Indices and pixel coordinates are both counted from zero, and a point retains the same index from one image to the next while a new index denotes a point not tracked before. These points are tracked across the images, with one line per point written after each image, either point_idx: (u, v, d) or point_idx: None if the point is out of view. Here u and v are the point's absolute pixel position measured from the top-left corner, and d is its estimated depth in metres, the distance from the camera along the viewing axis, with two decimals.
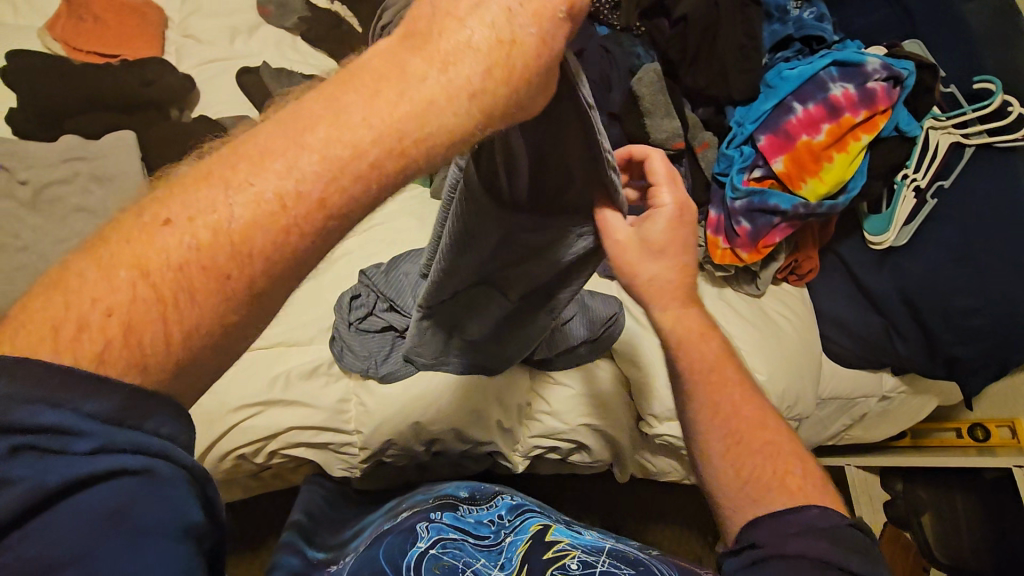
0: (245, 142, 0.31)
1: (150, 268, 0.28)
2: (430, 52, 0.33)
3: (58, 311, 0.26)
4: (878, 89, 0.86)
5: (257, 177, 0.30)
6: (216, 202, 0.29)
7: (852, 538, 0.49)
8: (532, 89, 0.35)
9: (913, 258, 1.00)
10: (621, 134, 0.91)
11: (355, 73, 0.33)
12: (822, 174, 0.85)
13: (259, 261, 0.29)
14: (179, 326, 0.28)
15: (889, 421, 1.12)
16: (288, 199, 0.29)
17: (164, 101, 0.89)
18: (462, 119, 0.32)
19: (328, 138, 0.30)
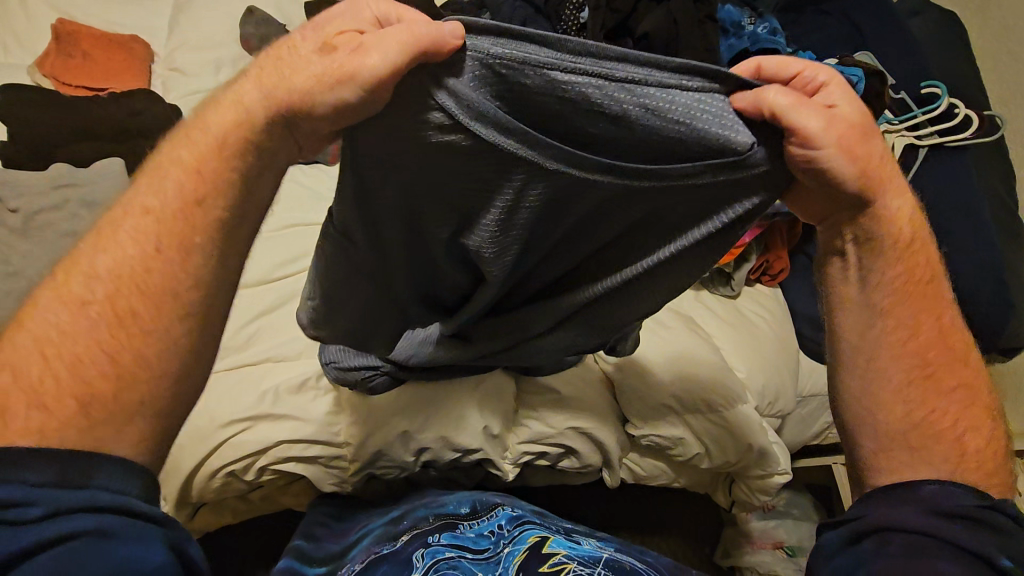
0: (114, 209, 0.47)
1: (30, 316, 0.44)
2: (241, 82, 0.47)
3: None
4: None
5: (115, 223, 0.46)
6: (82, 255, 0.46)
7: (975, 517, 0.49)
8: (302, 48, 0.44)
9: None
10: None
11: (218, 130, 0.46)
12: None
13: (99, 289, 0.44)
14: (55, 357, 0.42)
15: None
16: (127, 216, 0.46)
17: (155, 129, 0.92)
18: (246, 95, 0.46)
19: (148, 190, 0.47)
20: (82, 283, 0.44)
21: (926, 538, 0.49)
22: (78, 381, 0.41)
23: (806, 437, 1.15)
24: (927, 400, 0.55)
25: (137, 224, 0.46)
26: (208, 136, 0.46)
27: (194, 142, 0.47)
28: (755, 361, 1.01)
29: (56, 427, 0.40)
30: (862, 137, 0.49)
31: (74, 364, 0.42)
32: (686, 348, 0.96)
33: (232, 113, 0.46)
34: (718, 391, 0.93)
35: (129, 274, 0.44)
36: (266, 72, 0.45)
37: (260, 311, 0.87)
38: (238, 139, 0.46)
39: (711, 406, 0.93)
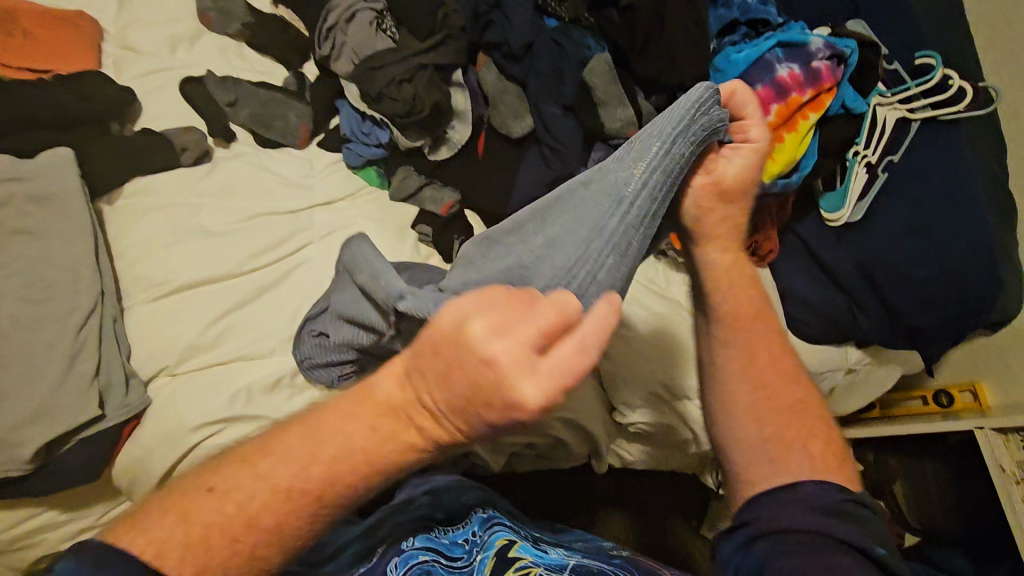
0: (239, 458, 0.47)
1: (188, 515, 0.44)
2: (370, 429, 0.45)
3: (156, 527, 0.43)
4: (822, 69, 0.84)
5: (256, 479, 0.45)
6: (225, 489, 0.45)
7: (845, 509, 0.53)
8: (497, 399, 0.41)
9: (868, 232, 1.03)
10: (575, 128, 0.92)
11: (345, 449, 0.45)
12: (776, 154, 0.85)
13: (256, 519, 0.44)
14: (261, 545, 0.45)
15: (860, 392, 1.21)
16: (267, 494, 0.45)
17: (103, 114, 0.87)
18: (394, 415, 0.45)
19: (283, 478, 0.45)
20: (235, 504, 0.44)
21: (816, 535, 0.51)
22: (223, 543, 0.43)
23: None
24: (774, 411, 0.60)
25: (330, 449, 0.45)
26: (338, 456, 0.45)
27: (337, 414, 0.46)
28: None
29: (265, 549, 0.45)
30: (715, 206, 0.63)
31: (262, 541, 0.45)
32: (673, 336, 0.93)
33: (371, 439, 0.45)
34: None
35: (293, 503, 0.45)
36: (445, 399, 0.43)
37: (231, 306, 0.82)
38: (369, 462, 0.45)
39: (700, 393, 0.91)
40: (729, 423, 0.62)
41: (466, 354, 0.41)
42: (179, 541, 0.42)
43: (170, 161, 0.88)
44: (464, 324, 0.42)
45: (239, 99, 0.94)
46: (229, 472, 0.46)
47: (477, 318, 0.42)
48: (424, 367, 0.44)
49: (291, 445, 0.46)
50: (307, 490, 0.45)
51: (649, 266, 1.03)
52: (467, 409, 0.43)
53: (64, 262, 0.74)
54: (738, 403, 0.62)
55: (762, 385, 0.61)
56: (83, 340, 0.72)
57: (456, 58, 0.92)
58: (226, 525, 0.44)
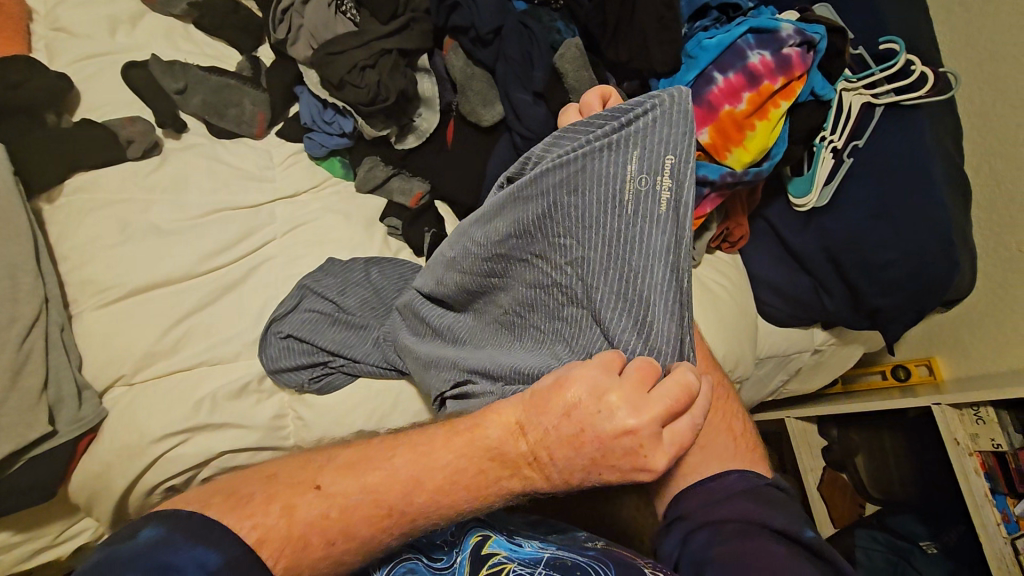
0: (346, 462, 0.49)
1: (295, 509, 0.46)
2: (479, 458, 0.48)
3: (265, 518, 0.45)
4: (793, 55, 0.84)
5: (362, 489, 0.47)
6: (339, 491, 0.47)
7: (764, 493, 0.55)
8: (619, 462, 0.46)
9: (833, 217, 1.05)
10: (547, 115, 0.89)
11: (454, 473, 0.48)
12: (746, 143, 0.85)
13: (354, 527, 0.46)
14: (344, 555, 0.46)
15: (823, 371, 1.24)
16: (370, 505, 0.47)
17: (39, 105, 0.80)
18: (505, 448, 0.48)
19: (388, 489, 0.47)
20: (339, 511, 0.46)
21: (751, 524, 0.52)
22: (321, 541, 0.45)
23: (763, 394, 1.21)
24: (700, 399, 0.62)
25: (437, 470, 0.48)
26: (447, 479, 0.48)
27: (452, 438, 0.49)
28: (714, 328, 1.00)
29: (348, 557, 0.47)
30: None
31: (350, 550, 0.46)
32: None
33: (478, 472, 0.48)
34: None
35: (386, 519, 0.47)
36: (563, 455, 0.47)
37: (192, 308, 0.78)
38: (470, 495, 0.48)
39: None
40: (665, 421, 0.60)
41: (601, 420, 0.45)
42: (280, 533, 0.44)
43: (115, 154, 0.81)
44: (602, 397, 0.46)
45: (189, 86, 0.88)
46: (336, 475, 0.48)
47: (611, 389, 0.46)
48: (545, 417, 0.47)
49: (405, 460, 0.49)
50: (399, 497, 0.47)
51: None
52: (585, 466, 0.47)
53: None
54: None
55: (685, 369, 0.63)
56: (26, 351, 0.67)
57: (421, 43, 0.88)
58: (327, 528, 0.46)
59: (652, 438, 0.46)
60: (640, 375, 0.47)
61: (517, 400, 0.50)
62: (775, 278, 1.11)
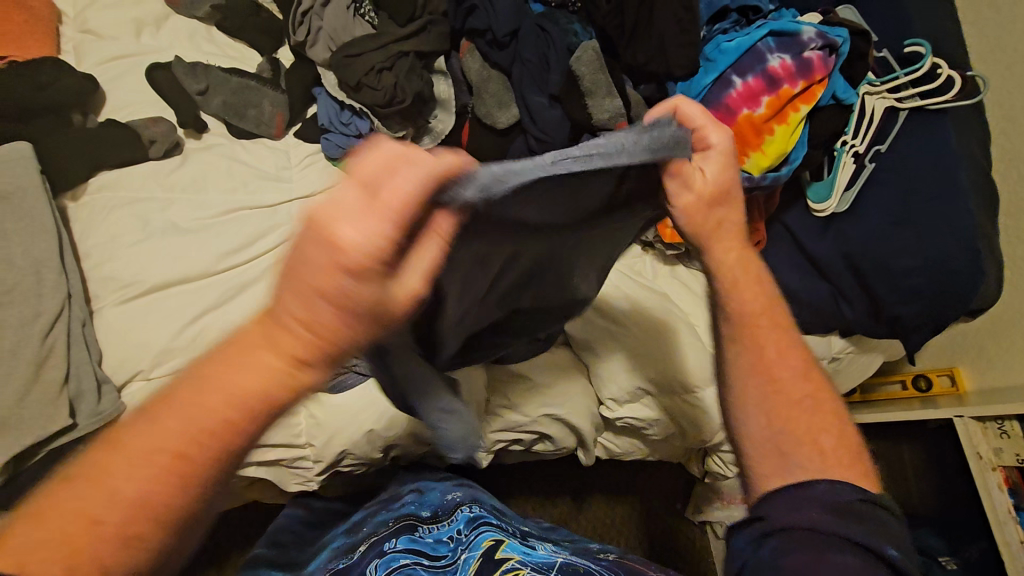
0: (135, 418, 0.35)
1: (90, 490, 0.34)
2: (268, 344, 0.33)
3: (58, 523, 0.33)
4: (815, 59, 0.82)
5: (152, 441, 0.34)
6: (124, 461, 0.34)
7: (857, 510, 0.49)
8: (347, 284, 0.31)
9: (853, 223, 1.03)
10: (562, 118, 0.89)
11: (237, 368, 0.34)
12: (764, 147, 0.83)
13: (154, 483, 0.34)
14: (158, 515, 0.35)
15: (842, 379, 1.22)
16: (171, 459, 0.34)
17: (66, 104, 0.82)
18: (284, 329, 0.33)
19: (177, 429, 0.34)
20: (122, 483, 0.34)
21: (829, 536, 0.47)
22: (123, 522, 0.34)
23: None
24: (787, 412, 0.55)
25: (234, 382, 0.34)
26: (237, 393, 0.34)
27: (232, 349, 0.34)
28: None
29: (164, 509, 0.35)
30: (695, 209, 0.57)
31: (159, 507, 0.34)
32: (667, 328, 0.92)
33: (269, 370, 0.33)
34: (691, 374, 0.90)
35: (189, 467, 0.34)
36: (304, 307, 0.32)
37: (208, 307, 0.79)
38: (284, 393, 0.34)
39: (689, 387, 0.90)
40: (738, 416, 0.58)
41: (310, 233, 0.30)
42: (80, 517, 0.33)
43: (137, 152, 0.84)
44: (336, 214, 0.30)
45: (210, 88, 0.90)
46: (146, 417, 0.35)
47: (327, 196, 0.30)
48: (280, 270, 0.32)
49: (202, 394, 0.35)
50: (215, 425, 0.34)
51: (637, 260, 1.03)
52: (324, 296, 0.31)
53: (25, 265, 0.70)
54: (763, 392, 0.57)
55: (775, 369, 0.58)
56: (50, 345, 0.69)
57: (437, 45, 0.88)
58: (114, 497, 0.34)
59: (365, 235, 0.30)
60: (372, 178, 0.31)
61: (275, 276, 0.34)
62: (793, 285, 1.09)
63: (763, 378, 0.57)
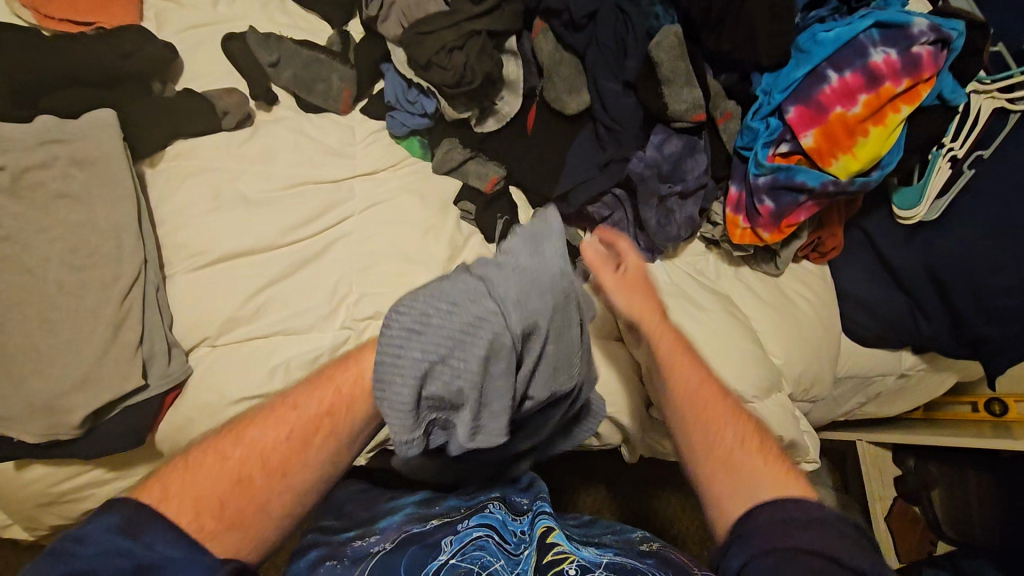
0: (222, 437, 0.56)
1: (224, 454, 0.55)
2: (283, 413, 0.57)
3: (222, 462, 0.54)
4: (923, 55, 0.75)
5: (240, 444, 0.56)
6: (242, 439, 0.56)
7: (829, 520, 0.55)
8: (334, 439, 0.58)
9: (944, 232, 0.94)
10: (635, 105, 0.85)
11: (226, 479, 0.54)
12: (855, 150, 0.78)
13: (217, 464, 0.54)
14: (198, 488, 0.52)
15: (903, 397, 1.16)
16: (243, 462, 0.55)
17: (147, 74, 0.84)
18: (282, 461, 0.55)
19: (253, 440, 0.56)
20: (205, 454, 0.55)
21: (825, 560, 0.52)
22: (207, 507, 0.52)
23: (834, 414, 1.13)
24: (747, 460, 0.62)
25: (294, 411, 0.57)
26: (222, 491, 0.53)
27: (288, 405, 0.58)
28: (795, 344, 0.94)
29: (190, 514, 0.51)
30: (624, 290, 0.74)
31: (183, 487, 0.53)
32: (724, 331, 0.88)
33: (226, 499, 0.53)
34: (750, 382, 0.87)
35: (221, 469, 0.54)
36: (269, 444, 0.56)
37: (271, 280, 0.80)
38: (254, 481, 0.54)
39: (744, 396, 0.87)
40: (721, 497, 0.61)
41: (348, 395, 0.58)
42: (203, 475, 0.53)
43: (210, 123, 0.85)
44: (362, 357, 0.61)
45: (282, 59, 0.90)
46: (237, 431, 0.57)
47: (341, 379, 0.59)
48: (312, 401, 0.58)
49: (263, 431, 0.56)
50: (279, 454, 0.55)
51: (704, 258, 0.98)
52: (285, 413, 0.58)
53: (107, 229, 0.74)
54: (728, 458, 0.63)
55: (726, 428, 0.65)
56: (127, 308, 0.72)
57: (511, 24, 0.85)
58: (203, 468, 0.54)
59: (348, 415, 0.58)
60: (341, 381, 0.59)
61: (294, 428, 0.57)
62: (866, 295, 1.01)
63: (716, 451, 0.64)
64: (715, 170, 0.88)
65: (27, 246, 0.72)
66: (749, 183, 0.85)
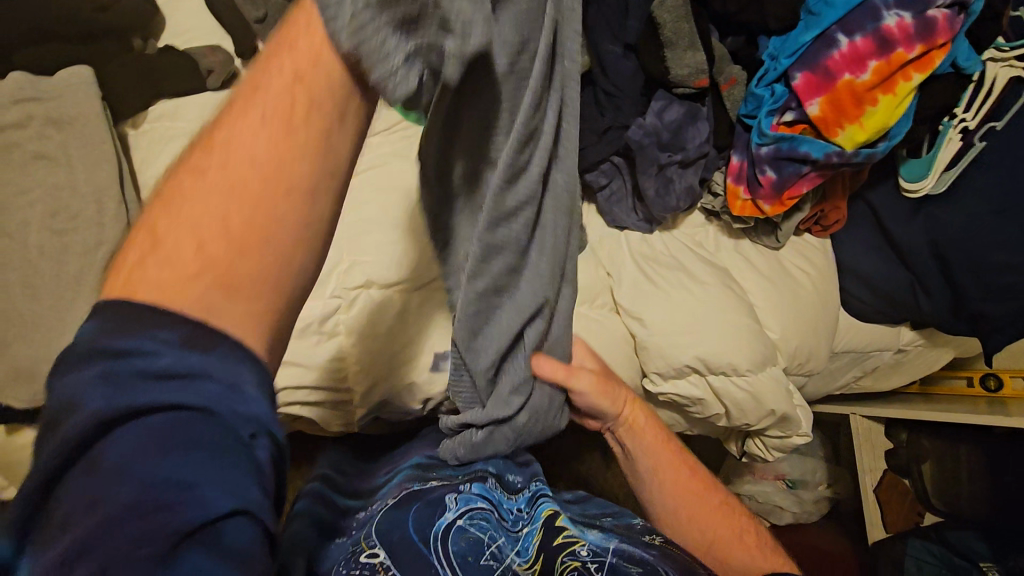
0: (183, 168, 0.40)
1: (186, 185, 0.39)
2: (254, 101, 0.38)
3: (192, 191, 0.38)
4: (940, 18, 0.71)
5: (204, 162, 0.39)
6: (205, 157, 0.39)
7: None
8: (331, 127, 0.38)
9: (949, 207, 0.92)
10: (636, 68, 0.82)
11: (188, 210, 0.38)
12: (863, 120, 0.75)
13: (172, 200, 0.39)
14: (154, 239, 0.38)
15: (900, 372, 1.15)
16: (207, 187, 0.38)
17: (124, 29, 0.81)
18: (257, 156, 0.38)
19: (219, 156, 0.38)
20: (166, 194, 0.39)
21: None
22: (188, 254, 0.37)
23: (829, 389, 1.13)
24: (725, 530, 0.72)
25: (245, 104, 0.39)
26: (191, 232, 0.37)
27: (247, 97, 0.39)
28: (794, 319, 0.92)
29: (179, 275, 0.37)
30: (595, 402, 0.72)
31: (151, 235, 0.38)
32: (720, 304, 0.87)
33: (200, 242, 0.37)
34: (746, 357, 0.86)
35: (187, 205, 0.38)
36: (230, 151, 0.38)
37: None
38: (226, 212, 0.37)
39: (738, 370, 0.86)
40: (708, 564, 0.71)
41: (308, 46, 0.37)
42: (169, 224, 0.38)
43: (195, 81, 0.83)
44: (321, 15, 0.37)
45: (269, 16, 0.86)
46: (196, 153, 0.40)
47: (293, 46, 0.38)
48: (265, 82, 0.38)
49: (232, 132, 0.38)
50: (248, 163, 0.38)
51: (703, 230, 0.96)
52: (244, 100, 0.39)
53: (87, 193, 0.72)
54: (705, 529, 0.72)
55: (700, 498, 0.74)
56: (111, 274, 0.71)
57: None
58: (170, 212, 0.38)
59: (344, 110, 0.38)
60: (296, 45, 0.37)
61: (243, 121, 0.38)
62: (866, 269, 1.00)
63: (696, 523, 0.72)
64: (717, 139, 0.85)
65: (5, 209, 0.70)
66: (751, 153, 0.82)
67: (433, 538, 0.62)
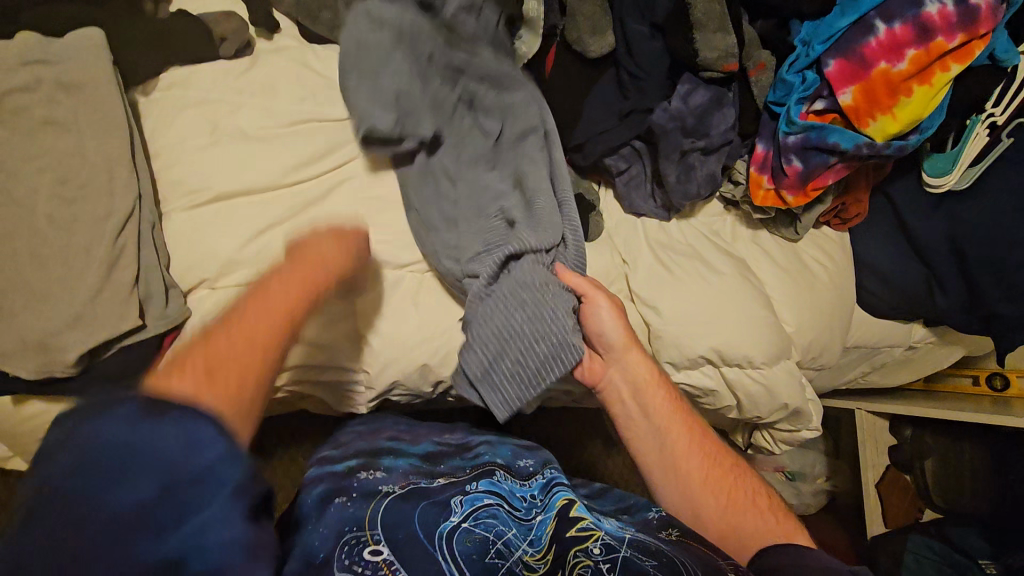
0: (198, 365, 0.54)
1: (212, 359, 0.53)
2: (263, 299, 0.60)
3: (222, 343, 0.54)
4: (983, 7, 0.69)
5: (229, 351, 0.55)
6: (224, 360, 0.55)
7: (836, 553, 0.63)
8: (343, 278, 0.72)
9: (973, 203, 0.90)
10: (663, 50, 0.79)
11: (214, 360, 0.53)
12: (896, 111, 0.73)
13: (210, 351, 0.54)
14: (190, 373, 0.51)
15: (908, 368, 1.15)
16: (235, 349, 0.54)
17: None
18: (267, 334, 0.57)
19: (231, 359, 0.55)
20: (194, 362, 0.53)
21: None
22: (225, 384, 0.52)
23: (837, 383, 1.12)
24: (739, 494, 0.70)
25: (251, 319, 0.58)
26: (227, 363, 0.53)
27: (243, 327, 0.57)
28: (810, 313, 0.91)
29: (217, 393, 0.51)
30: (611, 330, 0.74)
31: (196, 380, 0.51)
32: (736, 295, 0.86)
33: (239, 370, 0.53)
34: (761, 349, 0.85)
35: (221, 351, 0.54)
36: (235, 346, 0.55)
37: (272, 222, 0.76)
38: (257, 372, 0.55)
39: (753, 362, 0.85)
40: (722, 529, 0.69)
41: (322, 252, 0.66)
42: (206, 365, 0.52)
43: (207, 48, 0.80)
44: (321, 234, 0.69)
45: None
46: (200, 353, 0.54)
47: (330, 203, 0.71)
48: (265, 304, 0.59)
49: (236, 344, 0.56)
50: (260, 341, 0.56)
51: (722, 220, 0.95)
52: (244, 321, 0.58)
53: (97, 161, 0.70)
54: (718, 491, 0.70)
55: (712, 459, 0.72)
56: (120, 247, 0.69)
57: None
58: (202, 360, 0.52)
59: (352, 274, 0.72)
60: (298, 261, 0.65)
61: (248, 340, 0.56)
62: (884, 264, 0.98)
63: (709, 480, 0.70)
64: (743, 126, 0.83)
65: (12, 176, 0.68)
66: (777, 142, 0.80)
67: (438, 537, 0.62)
